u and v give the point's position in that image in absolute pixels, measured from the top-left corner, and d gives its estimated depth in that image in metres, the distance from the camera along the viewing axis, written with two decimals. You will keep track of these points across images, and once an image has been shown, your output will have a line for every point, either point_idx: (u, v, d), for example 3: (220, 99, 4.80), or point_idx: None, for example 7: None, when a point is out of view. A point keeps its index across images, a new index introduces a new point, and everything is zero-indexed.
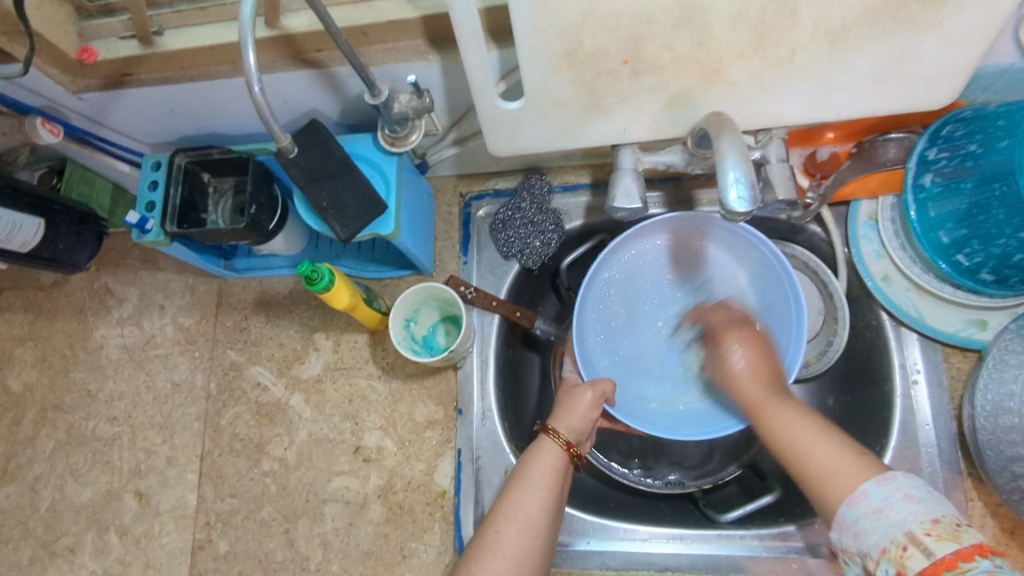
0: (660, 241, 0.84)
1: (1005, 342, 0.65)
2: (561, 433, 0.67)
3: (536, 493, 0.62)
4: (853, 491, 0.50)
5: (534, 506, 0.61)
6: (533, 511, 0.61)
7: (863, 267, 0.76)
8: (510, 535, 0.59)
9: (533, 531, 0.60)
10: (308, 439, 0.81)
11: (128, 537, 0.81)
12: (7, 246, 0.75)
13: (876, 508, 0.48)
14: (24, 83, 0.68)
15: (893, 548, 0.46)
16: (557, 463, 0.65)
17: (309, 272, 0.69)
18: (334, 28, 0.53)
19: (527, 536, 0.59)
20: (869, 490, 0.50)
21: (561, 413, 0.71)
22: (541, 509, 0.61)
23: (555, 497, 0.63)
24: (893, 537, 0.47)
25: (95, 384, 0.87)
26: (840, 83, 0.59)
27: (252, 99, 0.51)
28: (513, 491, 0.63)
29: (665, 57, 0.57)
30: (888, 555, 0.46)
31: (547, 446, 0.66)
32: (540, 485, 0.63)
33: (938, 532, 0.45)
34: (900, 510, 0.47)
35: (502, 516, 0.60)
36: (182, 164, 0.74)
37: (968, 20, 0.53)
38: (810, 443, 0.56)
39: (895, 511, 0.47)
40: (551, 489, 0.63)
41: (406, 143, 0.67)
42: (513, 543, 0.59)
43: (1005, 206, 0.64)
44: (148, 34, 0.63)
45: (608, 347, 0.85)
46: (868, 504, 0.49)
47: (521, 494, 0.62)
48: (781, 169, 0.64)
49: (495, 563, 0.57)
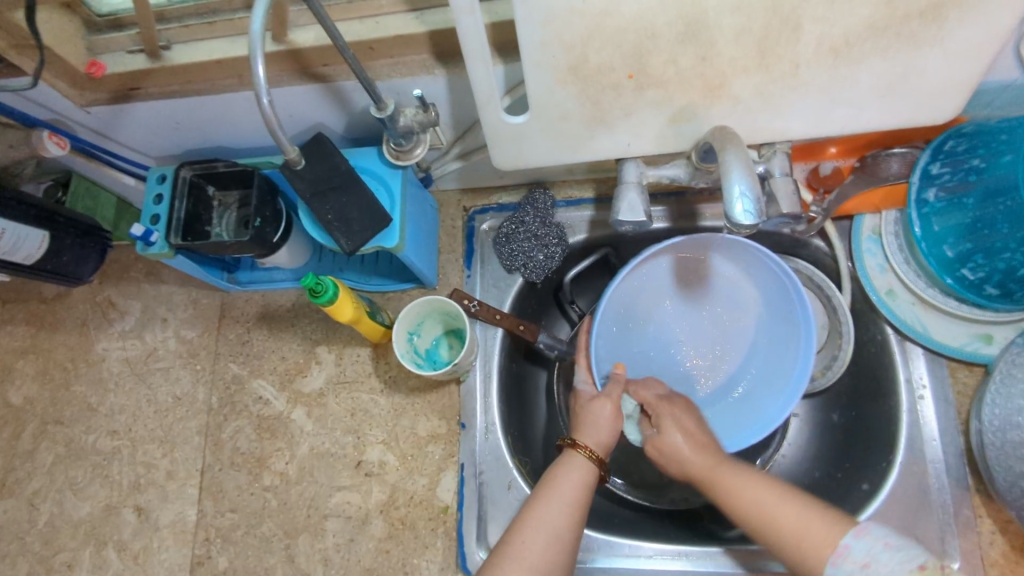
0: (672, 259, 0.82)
1: (1012, 356, 0.64)
2: (589, 448, 0.65)
3: (564, 509, 0.61)
4: (834, 548, 0.55)
5: (560, 522, 0.60)
6: (559, 526, 0.60)
7: (867, 283, 0.76)
8: (537, 549, 0.58)
9: (560, 545, 0.59)
10: (309, 453, 0.80)
11: (127, 552, 0.80)
12: (11, 258, 0.76)
13: (863, 563, 0.53)
14: (30, 96, 0.68)
15: None
16: (585, 476, 0.64)
17: (314, 284, 0.69)
18: (343, 43, 0.54)
19: (553, 549, 0.59)
20: (850, 544, 0.54)
21: (585, 425, 0.69)
22: (567, 525, 0.60)
23: (581, 510, 0.62)
24: None
25: (96, 398, 0.86)
26: (843, 98, 0.59)
27: (261, 112, 0.52)
28: (538, 505, 0.61)
29: (669, 72, 0.57)
30: None
31: (577, 462, 0.65)
32: (567, 500, 0.62)
33: None
34: (885, 559, 0.52)
35: (529, 530, 0.60)
36: (187, 177, 0.75)
37: (970, 36, 0.54)
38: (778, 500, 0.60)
39: (883, 564, 0.52)
40: (577, 504, 0.61)
41: (411, 157, 0.68)
42: (540, 556, 0.58)
43: (1009, 221, 0.64)
44: (156, 48, 0.63)
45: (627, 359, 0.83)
46: (854, 560, 0.53)
47: (547, 507, 0.61)
48: (785, 183, 0.63)
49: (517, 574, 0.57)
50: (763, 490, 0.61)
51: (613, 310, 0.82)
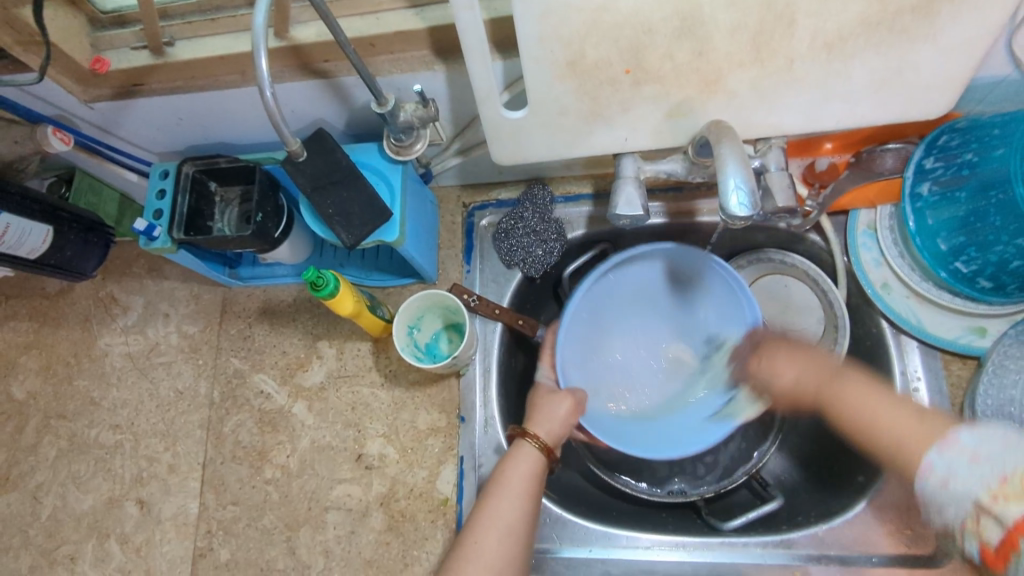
0: (653, 266, 0.84)
1: (1004, 349, 0.66)
2: (534, 436, 0.67)
3: (516, 503, 0.62)
4: (923, 464, 0.54)
5: (512, 517, 0.61)
6: (512, 519, 0.61)
7: (862, 276, 0.77)
8: (492, 545, 0.59)
9: (513, 538, 0.60)
10: (310, 447, 0.81)
11: (129, 545, 0.81)
12: (15, 252, 0.76)
13: (944, 478, 0.52)
14: (36, 92, 0.69)
15: (970, 519, 0.49)
16: (533, 467, 0.65)
17: (315, 277, 0.70)
18: (344, 38, 0.55)
19: (506, 543, 0.60)
20: (933, 460, 0.53)
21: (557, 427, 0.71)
22: (519, 518, 0.61)
23: (532, 503, 0.63)
24: (966, 506, 0.49)
25: (98, 393, 0.87)
26: (837, 93, 0.60)
27: (263, 105, 0.52)
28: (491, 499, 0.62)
29: (666, 67, 0.58)
30: (968, 527, 0.49)
31: (524, 452, 0.66)
32: (518, 493, 0.63)
33: (1004, 493, 0.47)
34: (963, 475, 0.50)
35: (482, 525, 0.60)
36: (190, 172, 0.75)
37: (962, 30, 0.55)
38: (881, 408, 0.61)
39: (961, 479, 0.50)
40: (529, 496, 0.63)
41: (411, 152, 0.69)
42: (495, 552, 0.59)
43: (1002, 213, 0.65)
44: (160, 44, 0.64)
45: (584, 365, 0.83)
46: (937, 476, 0.52)
47: (500, 501, 0.62)
48: (781, 177, 0.64)
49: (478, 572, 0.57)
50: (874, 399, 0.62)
51: (589, 306, 0.84)
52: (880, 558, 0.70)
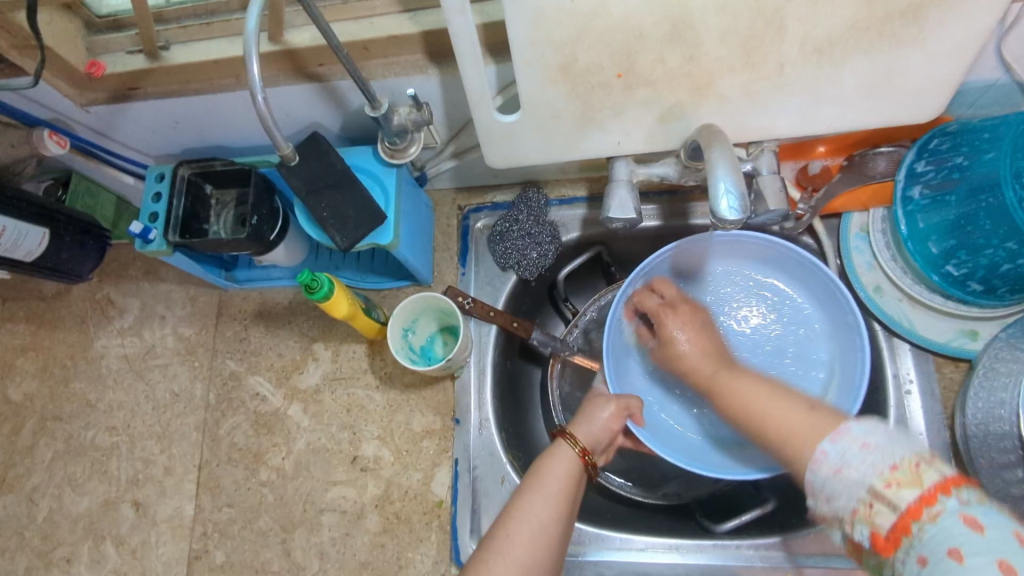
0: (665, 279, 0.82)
1: (995, 351, 0.66)
2: (573, 437, 0.66)
3: (548, 501, 0.61)
4: (814, 454, 0.50)
5: (545, 515, 0.59)
6: (547, 518, 0.59)
7: (855, 279, 0.77)
8: (522, 538, 0.57)
9: (545, 536, 0.58)
10: (306, 449, 0.81)
11: (125, 547, 0.81)
12: (11, 255, 0.77)
13: (836, 468, 0.47)
14: (32, 96, 0.69)
15: (861, 508, 0.45)
16: (571, 469, 0.64)
17: (309, 280, 0.70)
18: (337, 43, 0.55)
19: (538, 541, 0.58)
20: (825, 452, 0.49)
21: (583, 421, 0.70)
22: (553, 516, 0.60)
23: (566, 503, 0.61)
24: (858, 496, 0.45)
25: (95, 395, 0.88)
26: (828, 97, 0.60)
27: (255, 108, 0.53)
28: (524, 498, 0.61)
29: (658, 71, 0.58)
30: (859, 516, 0.45)
31: (564, 453, 0.65)
32: (551, 492, 0.61)
33: (899, 480, 0.44)
34: (858, 462, 0.46)
35: (513, 520, 0.59)
36: (185, 175, 0.76)
37: (950, 36, 0.55)
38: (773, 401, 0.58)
39: (854, 468, 0.46)
40: (564, 498, 0.61)
41: (405, 156, 0.69)
42: (525, 549, 0.57)
43: (992, 216, 0.66)
44: (155, 48, 0.64)
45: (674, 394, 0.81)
46: (828, 465, 0.48)
47: (534, 499, 0.60)
48: (772, 181, 0.65)
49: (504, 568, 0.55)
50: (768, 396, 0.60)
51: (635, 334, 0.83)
52: None
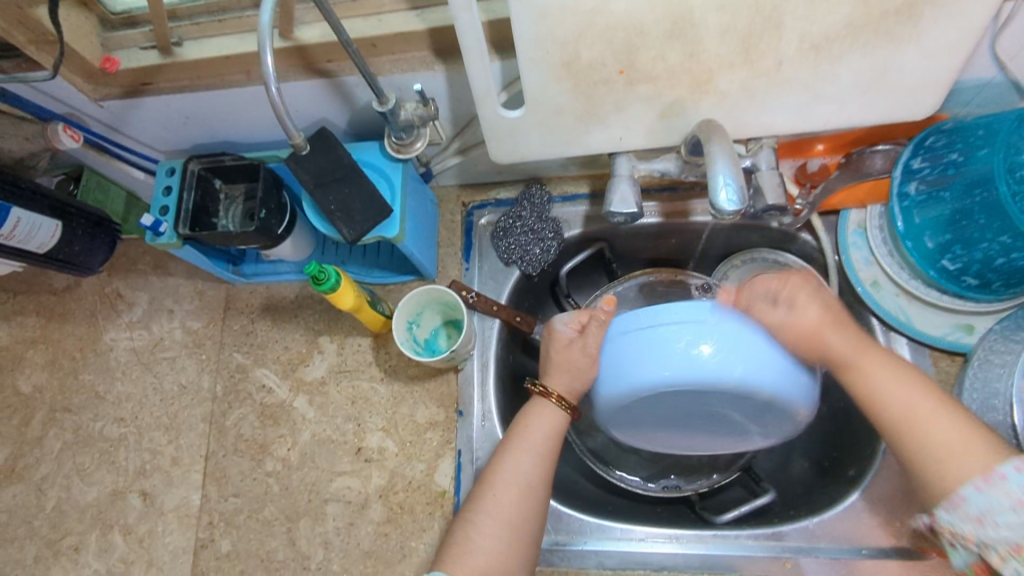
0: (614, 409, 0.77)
1: (990, 343, 0.67)
2: (563, 399, 0.69)
3: (531, 458, 0.66)
4: (988, 474, 0.52)
5: (530, 472, 0.66)
6: (531, 478, 0.65)
7: (853, 274, 0.78)
8: (508, 501, 0.64)
9: (531, 497, 0.65)
10: (311, 440, 0.83)
11: (132, 536, 0.83)
12: (25, 246, 0.78)
13: (1015, 499, 0.50)
14: (47, 90, 0.70)
15: None
16: (551, 425, 0.69)
17: (317, 271, 0.71)
18: (346, 37, 0.57)
19: (524, 504, 0.64)
20: (969, 496, 0.52)
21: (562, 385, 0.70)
22: (539, 475, 0.66)
23: (548, 459, 0.67)
24: None
25: (104, 386, 0.89)
26: (826, 93, 0.62)
27: (269, 100, 0.54)
28: (510, 455, 0.67)
29: (658, 67, 0.60)
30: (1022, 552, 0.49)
31: (548, 410, 0.70)
32: (534, 449, 0.67)
33: None
34: None
35: (501, 484, 0.65)
36: (195, 170, 0.78)
37: (945, 33, 0.56)
38: (916, 403, 0.58)
39: None
40: (544, 455, 0.67)
41: (411, 150, 0.71)
42: (512, 509, 0.63)
43: (987, 211, 0.67)
44: (169, 44, 0.66)
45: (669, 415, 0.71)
46: (1005, 493, 0.51)
47: (518, 459, 0.66)
48: (771, 177, 0.66)
49: (494, 530, 0.62)
50: (902, 389, 0.59)
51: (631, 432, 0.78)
52: (869, 551, 0.71)
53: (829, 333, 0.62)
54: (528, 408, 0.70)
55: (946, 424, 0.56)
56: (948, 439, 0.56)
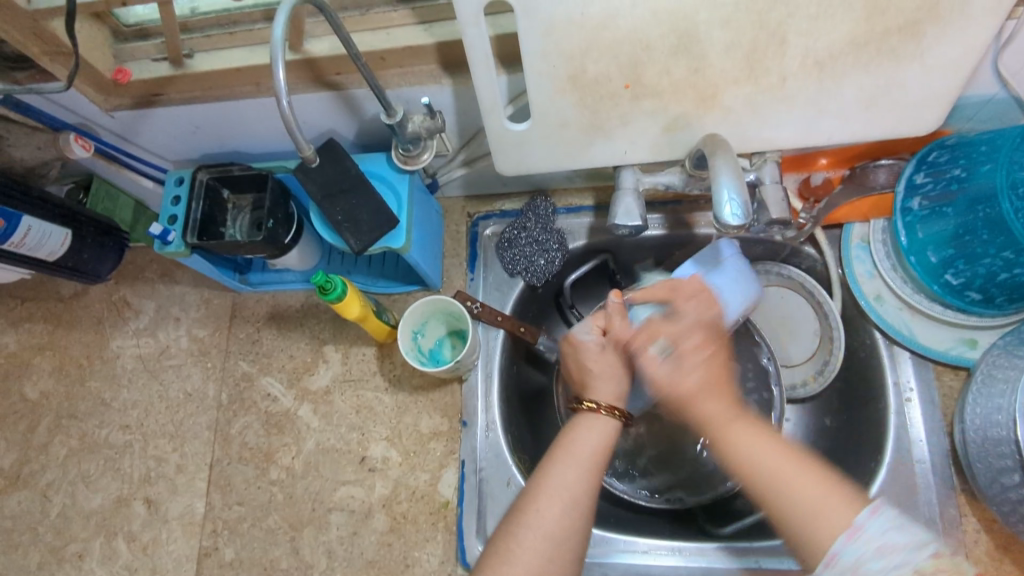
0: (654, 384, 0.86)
1: (993, 359, 0.67)
2: (614, 408, 0.64)
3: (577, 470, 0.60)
4: (848, 527, 0.51)
5: (577, 486, 0.59)
6: (577, 491, 0.59)
7: (856, 287, 0.79)
8: (553, 514, 0.57)
9: (578, 511, 0.58)
10: (315, 449, 0.83)
11: (136, 543, 0.83)
12: (35, 254, 0.79)
13: (877, 546, 0.49)
14: (61, 101, 0.72)
15: None
16: (603, 438, 0.63)
17: (324, 281, 0.72)
18: (355, 51, 0.58)
19: (569, 517, 0.58)
20: (840, 552, 0.50)
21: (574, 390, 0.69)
22: (585, 489, 0.59)
23: (597, 473, 0.61)
24: None
25: (110, 394, 0.89)
26: (829, 109, 0.62)
27: (279, 112, 0.55)
28: (556, 464, 0.60)
29: (664, 82, 0.60)
30: None
31: (600, 422, 0.64)
32: (582, 460, 0.61)
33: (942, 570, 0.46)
34: (893, 549, 0.48)
35: (543, 495, 0.59)
36: (204, 180, 0.78)
37: (948, 50, 0.57)
38: (784, 464, 0.56)
39: (896, 551, 0.48)
40: (595, 467, 0.60)
41: (418, 162, 0.71)
42: (556, 523, 0.57)
43: (989, 227, 0.67)
44: (180, 55, 0.67)
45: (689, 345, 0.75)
46: (869, 541, 0.50)
47: (564, 471, 0.60)
48: (774, 190, 0.66)
49: (534, 543, 0.56)
50: (772, 455, 0.58)
51: None
52: None
53: (701, 400, 0.63)
54: (576, 423, 0.64)
55: (800, 483, 0.55)
56: (815, 497, 0.54)
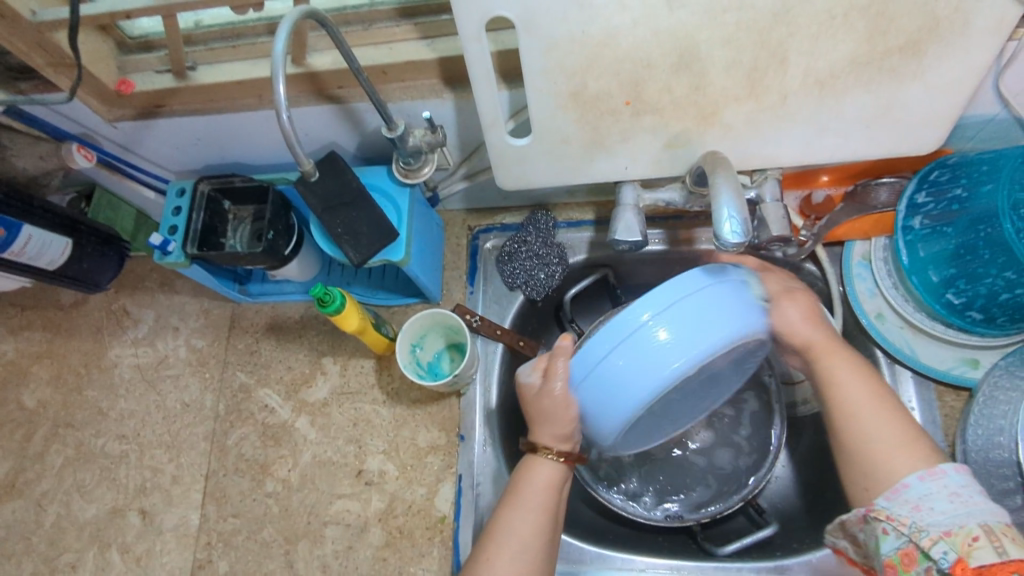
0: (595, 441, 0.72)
1: (994, 379, 0.67)
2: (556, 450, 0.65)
3: (528, 517, 0.63)
4: (929, 470, 0.54)
5: (525, 529, 0.63)
6: (527, 537, 0.62)
7: (857, 306, 0.78)
8: (501, 562, 0.61)
9: (528, 555, 0.62)
10: (311, 461, 0.82)
11: (129, 555, 0.82)
12: (36, 262, 0.79)
13: (950, 492, 0.52)
14: (62, 110, 0.72)
15: (962, 534, 0.50)
16: (551, 479, 0.65)
17: (323, 294, 0.72)
18: (356, 65, 0.58)
19: (518, 562, 0.61)
20: (911, 484, 0.54)
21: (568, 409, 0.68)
22: (534, 534, 0.63)
23: (547, 517, 0.64)
24: (957, 522, 0.51)
25: (107, 403, 0.89)
26: (830, 128, 0.62)
27: (280, 127, 0.55)
28: (506, 511, 0.64)
29: (664, 100, 0.60)
30: (952, 538, 0.50)
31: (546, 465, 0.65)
32: (532, 507, 0.64)
33: (1012, 537, 0.50)
34: (970, 500, 0.52)
35: (493, 544, 0.62)
36: (205, 191, 0.78)
37: (948, 71, 0.57)
38: (876, 412, 0.60)
39: (970, 502, 0.52)
40: (544, 512, 0.63)
41: (419, 176, 0.71)
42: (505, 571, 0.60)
43: (991, 246, 0.68)
44: (182, 68, 0.67)
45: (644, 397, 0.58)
46: (943, 488, 0.53)
47: (512, 517, 0.63)
48: (775, 208, 0.66)
49: None
50: (866, 397, 0.61)
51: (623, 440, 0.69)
52: None
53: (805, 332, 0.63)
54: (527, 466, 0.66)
55: (895, 435, 0.58)
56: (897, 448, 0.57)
